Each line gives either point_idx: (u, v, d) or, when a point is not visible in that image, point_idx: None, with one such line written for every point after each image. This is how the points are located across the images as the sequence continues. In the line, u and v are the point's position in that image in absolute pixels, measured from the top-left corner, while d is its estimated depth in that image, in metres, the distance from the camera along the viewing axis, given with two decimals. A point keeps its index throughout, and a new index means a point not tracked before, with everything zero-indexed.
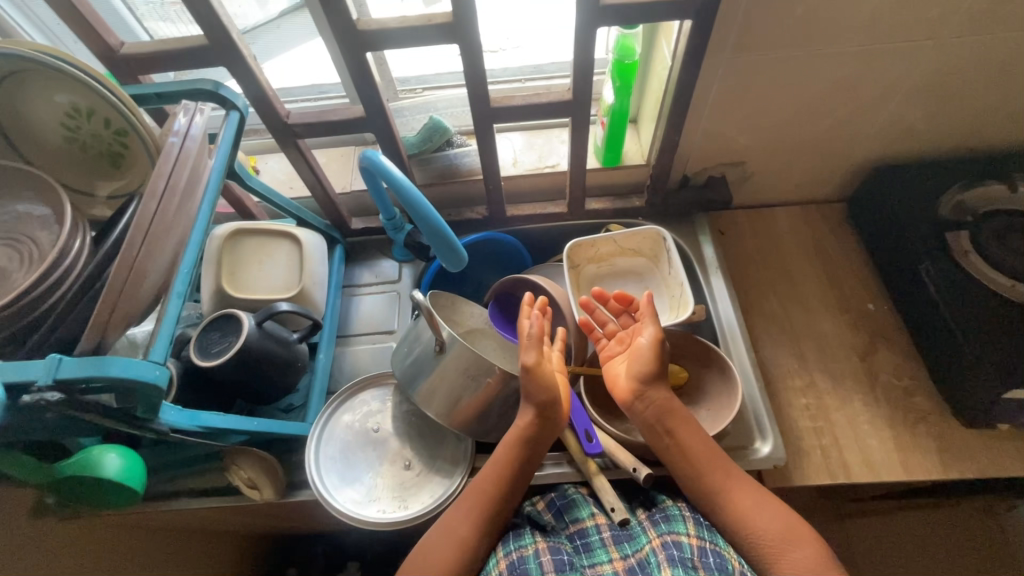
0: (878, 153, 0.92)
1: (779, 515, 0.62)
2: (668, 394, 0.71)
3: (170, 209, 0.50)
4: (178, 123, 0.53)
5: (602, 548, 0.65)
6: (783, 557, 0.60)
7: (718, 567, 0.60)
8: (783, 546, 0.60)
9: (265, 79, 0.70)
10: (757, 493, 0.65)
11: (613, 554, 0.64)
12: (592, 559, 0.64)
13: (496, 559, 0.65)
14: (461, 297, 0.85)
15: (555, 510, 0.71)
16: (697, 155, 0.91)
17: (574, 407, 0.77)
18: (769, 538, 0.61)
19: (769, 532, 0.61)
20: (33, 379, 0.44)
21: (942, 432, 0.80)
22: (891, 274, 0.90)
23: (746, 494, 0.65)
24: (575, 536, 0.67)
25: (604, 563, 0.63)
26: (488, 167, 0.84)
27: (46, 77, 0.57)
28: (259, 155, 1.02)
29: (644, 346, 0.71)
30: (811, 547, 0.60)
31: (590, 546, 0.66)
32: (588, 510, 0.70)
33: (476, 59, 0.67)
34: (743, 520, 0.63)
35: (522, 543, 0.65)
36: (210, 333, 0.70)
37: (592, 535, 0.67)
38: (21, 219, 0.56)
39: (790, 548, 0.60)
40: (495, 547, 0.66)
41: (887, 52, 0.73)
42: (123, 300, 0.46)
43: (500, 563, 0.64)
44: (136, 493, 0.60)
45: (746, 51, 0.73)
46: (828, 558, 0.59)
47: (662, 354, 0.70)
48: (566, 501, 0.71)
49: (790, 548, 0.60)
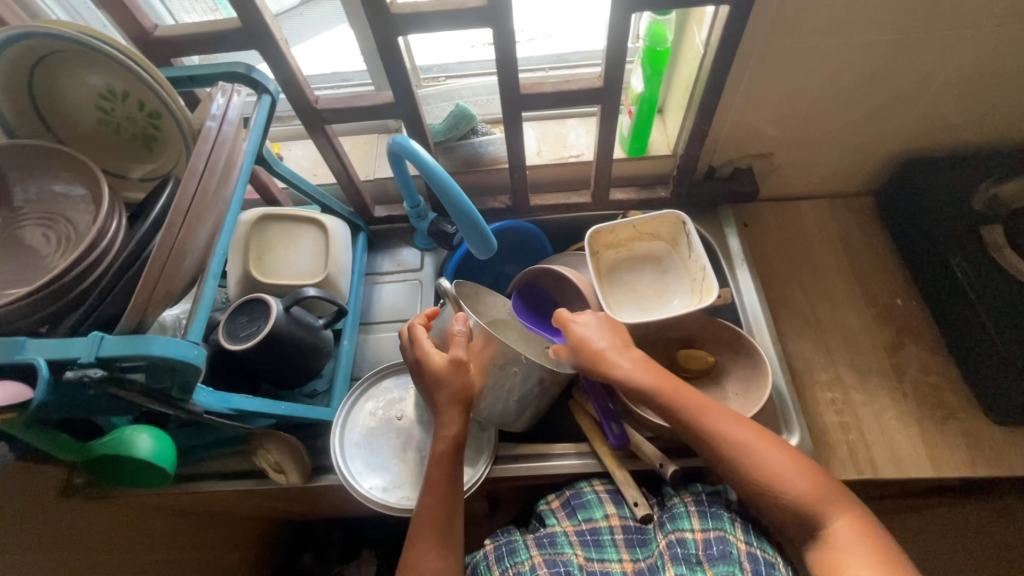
0: (910, 145, 0.90)
1: (787, 459, 0.61)
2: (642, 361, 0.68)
3: (208, 190, 0.50)
4: (216, 105, 0.53)
5: (614, 547, 0.67)
6: (801, 502, 0.59)
7: (721, 555, 0.63)
8: (800, 489, 0.60)
9: (296, 64, 0.70)
10: (759, 435, 0.63)
11: (624, 554, 0.67)
12: (602, 555, 0.67)
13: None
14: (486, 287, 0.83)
15: (569, 508, 0.72)
16: (725, 146, 0.90)
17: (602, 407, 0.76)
18: (779, 484, 0.60)
19: (784, 478, 0.60)
20: (75, 356, 0.44)
21: (970, 429, 0.79)
22: (921, 269, 0.88)
23: (750, 437, 0.63)
24: (587, 533, 0.68)
25: (614, 561, 0.66)
26: (515, 155, 0.83)
27: (82, 58, 0.57)
28: (282, 142, 1.02)
29: (574, 330, 0.70)
30: (811, 482, 0.60)
31: (601, 542, 0.68)
32: (602, 511, 0.70)
33: (509, 45, 0.66)
34: (753, 471, 0.61)
35: (519, 559, 0.66)
36: (238, 318, 0.71)
37: (604, 533, 0.68)
38: (58, 198, 0.57)
39: (803, 489, 0.60)
40: (493, 568, 0.67)
41: (926, 40, 0.72)
42: (164, 279, 0.47)
43: None
44: (167, 475, 0.61)
45: (782, 38, 0.71)
46: (824, 486, 0.60)
47: (602, 328, 0.70)
48: (580, 500, 0.72)
49: (800, 490, 0.60)
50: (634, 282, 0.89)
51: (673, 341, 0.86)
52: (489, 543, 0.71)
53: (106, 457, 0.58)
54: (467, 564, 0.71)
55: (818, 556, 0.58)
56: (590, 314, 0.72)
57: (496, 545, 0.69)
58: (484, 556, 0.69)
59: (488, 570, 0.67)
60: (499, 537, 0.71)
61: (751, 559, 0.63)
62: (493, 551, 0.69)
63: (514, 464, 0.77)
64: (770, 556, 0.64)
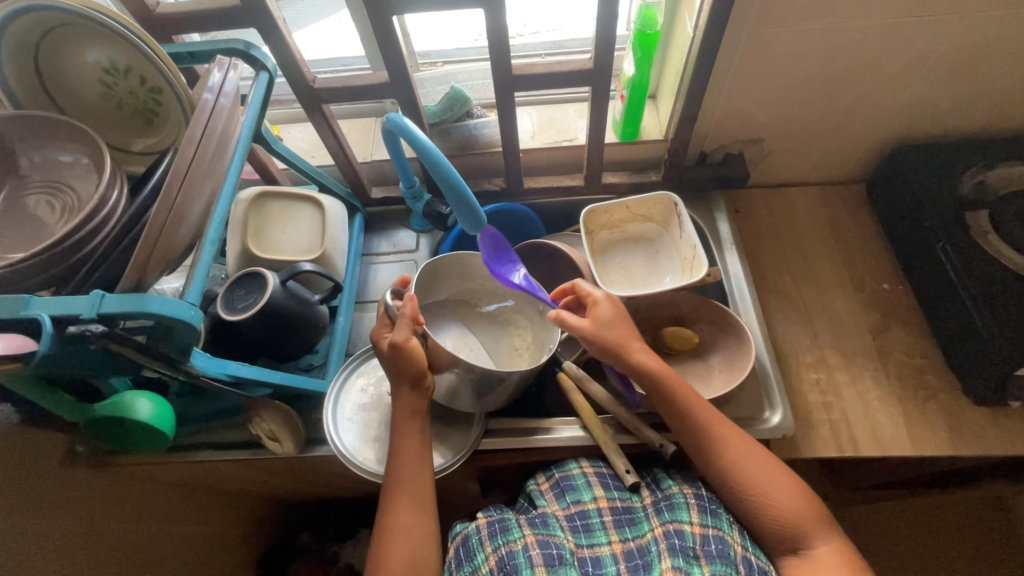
0: (900, 132, 0.91)
1: (783, 481, 0.65)
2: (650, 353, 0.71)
3: (205, 157, 0.51)
4: (213, 79, 0.54)
5: (602, 530, 0.68)
6: (792, 522, 0.63)
7: (720, 555, 0.63)
8: (791, 509, 0.63)
9: (294, 43, 0.72)
10: (758, 456, 0.67)
11: (612, 536, 0.68)
12: (591, 539, 0.68)
13: (485, 555, 0.67)
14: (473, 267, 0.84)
15: (558, 490, 0.74)
16: (716, 131, 0.91)
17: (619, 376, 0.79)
18: (772, 504, 0.64)
19: (777, 499, 0.64)
20: (77, 313, 0.46)
21: (952, 410, 0.80)
22: (908, 255, 0.90)
23: (750, 457, 0.67)
24: (576, 517, 0.69)
25: (602, 545, 0.67)
26: (508, 136, 0.85)
27: (87, 33, 0.59)
28: (283, 125, 1.04)
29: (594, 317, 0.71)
30: (801, 500, 0.64)
31: (590, 527, 0.69)
32: (591, 494, 0.72)
33: (500, 25, 0.67)
34: (750, 488, 0.65)
35: (512, 537, 0.67)
36: (235, 291, 0.73)
37: (593, 517, 0.69)
38: (62, 168, 0.59)
39: (793, 510, 0.63)
40: (485, 542, 0.68)
41: (913, 25, 0.73)
42: (161, 241, 0.49)
43: (490, 560, 0.66)
44: (165, 438, 0.63)
45: (768, 23, 0.73)
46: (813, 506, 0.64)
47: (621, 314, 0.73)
48: (570, 483, 0.73)
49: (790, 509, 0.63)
50: (626, 263, 0.91)
51: (663, 319, 0.89)
52: (482, 518, 0.71)
53: (108, 420, 0.60)
54: (458, 532, 0.73)
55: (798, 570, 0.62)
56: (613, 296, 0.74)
57: (489, 522, 0.70)
58: (476, 529, 0.70)
59: (479, 545, 0.68)
60: (493, 513, 0.72)
61: (746, 564, 0.63)
62: (486, 526, 0.69)
63: (504, 438, 0.80)
64: (765, 565, 0.64)
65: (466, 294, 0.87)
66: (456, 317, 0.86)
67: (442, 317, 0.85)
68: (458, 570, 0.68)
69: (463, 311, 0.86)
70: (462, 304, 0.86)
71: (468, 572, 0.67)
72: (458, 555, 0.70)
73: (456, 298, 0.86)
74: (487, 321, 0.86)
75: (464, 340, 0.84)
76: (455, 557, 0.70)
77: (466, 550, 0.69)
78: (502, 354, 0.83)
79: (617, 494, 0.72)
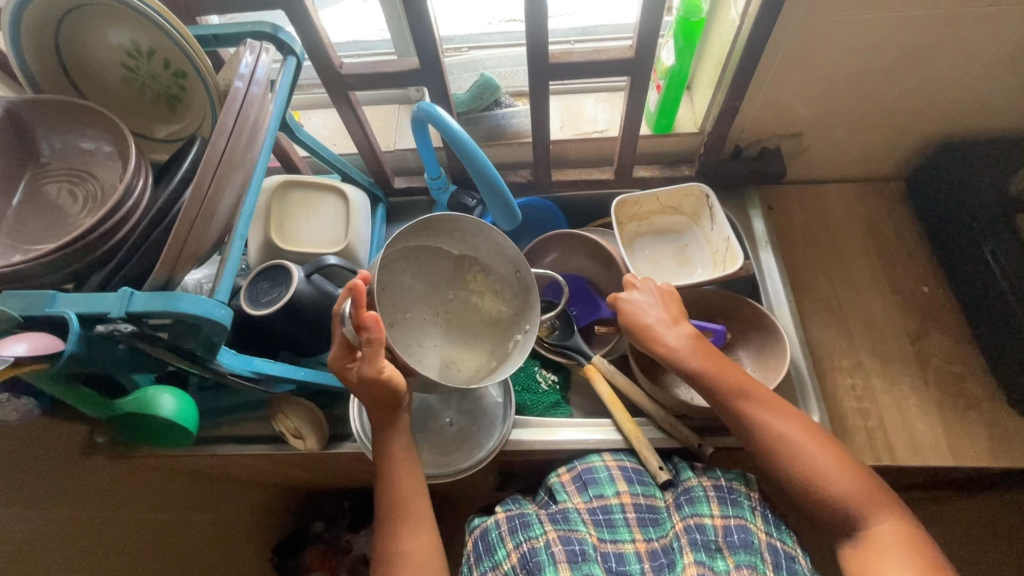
0: (947, 129, 0.87)
1: (836, 457, 0.61)
2: (685, 334, 0.70)
3: (237, 148, 0.49)
4: (244, 63, 0.51)
5: (626, 527, 0.66)
6: (837, 500, 0.59)
7: (743, 544, 0.62)
8: (854, 498, 0.59)
9: (323, 26, 0.69)
10: (808, 431, 0.63)
11: (636, 534, 0.66)
12: (615, 535, 0.66)
13: (507, 551, 0.66)
14: (454, 221, 0.68)
15: (580, 483, 0.71)
16: (754, 124, 0.88)
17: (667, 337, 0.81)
18: (818, 479, 0.60)
19: (833, 477, 0.60)
20: (105, 311, 0.44)
21: (994, 419, 0.78)
22: (951, 256, 0.86)
23: (800, 432, 0.62)
24: (598, 511, 0.68)
25: (626, 542, 0.65)
26: (539, 127, 0.82)
27: (109, 12, 0.56)
28: (303, 110, 1.01)
29: (627, 304, 0.73)
30: (854, 478, 0.60)
31: (613, 523, 0.67)
32: (613, 488, 0.69)
33: (541, 11, 0.64)
34: (800, 468, 0.61)
35: (533, 534, 0.65)
36: (259, 283, 0.70)
37: (615, 512, 0.68)
38: (84, 156, 0.57)
39: (846, 486, 0.59)
40: (505, 539, 0.66)
41: (976, 16, 0.69)
42: (192, 238, 0.46)
43: (512, 556, 0.65)
44: (190, 435, 0.61)
45: (820, 13, 0.69)
46: (867, 483, 0.60)
47: (648, 297, 0.73)
48: (593, 476, 0.71)
49: (841, 487, 0.59)
50: (654, 254, 0.89)
51: (692, 315, 0.86)
52: (501, 513, 0.70)
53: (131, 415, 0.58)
54: (477, 526, 0.71)
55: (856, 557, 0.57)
56: (638, 281, 0.75)
57: (507, 517, 0.68)
58: (496, 524, 0.68)
59: (499, 541, 0.67)
60: (511, 507, 0.71)
61: (771, 551, 0.63)
62: (505, 522, 0.68)
63: (533, 436, 0.77)
64: (790, 549, 0.64)
65: (432, 241, 0.71)
66: (421, 268, 0.72)
67: (403, 268, 0.70)
68: (478, 565, 0.67)
69: (430, 261, 0.72)
70: (426, 253, 0.71)
71: (488, 567, 0.66)
72: (477, 549, 0.68)
73: (421, 246, 0.71)
74: (454, 271, 0.73)
75: (430, 296, 0.73)
76: (475, 551, 0.68)
77: (485, 545, 0.68)
78: (474, 312, 0.73)
79: (642, 490, 0.70)
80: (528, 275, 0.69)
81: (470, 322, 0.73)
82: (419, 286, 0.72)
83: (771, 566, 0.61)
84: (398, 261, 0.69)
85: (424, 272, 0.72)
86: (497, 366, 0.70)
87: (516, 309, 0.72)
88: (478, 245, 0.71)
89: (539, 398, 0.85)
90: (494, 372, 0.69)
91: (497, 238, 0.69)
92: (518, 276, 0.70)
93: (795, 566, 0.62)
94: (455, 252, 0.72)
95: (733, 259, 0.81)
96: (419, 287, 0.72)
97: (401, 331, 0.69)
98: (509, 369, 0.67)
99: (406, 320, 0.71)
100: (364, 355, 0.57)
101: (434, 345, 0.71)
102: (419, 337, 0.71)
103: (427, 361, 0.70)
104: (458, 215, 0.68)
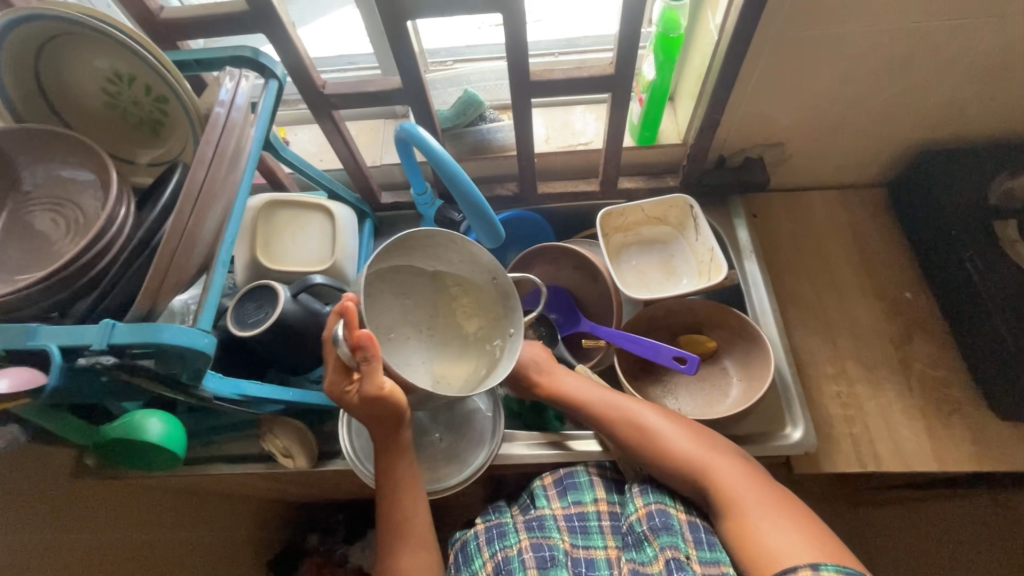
0: (926, 137, 0.88)
1: (690, 433, 0.67)
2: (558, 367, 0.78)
3: (218, 177, 0.49)
4: (225, 90, 0.52)
5: (600, 534, 0.66)
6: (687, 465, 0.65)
7: (665, 526, 0.62)
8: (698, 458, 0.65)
9: (304, 47, 0.69)
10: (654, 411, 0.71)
11: (609, 542, 0.66)
12: (588, 541, 0.66)
13: (484, 560, 0.66)
14: (429, 235, 0.67)
15: (560, 488, 0.71)
16: (736, 135, 0.89)
17: (637, 345, 0.80)
18: (666, 449, 0.66)
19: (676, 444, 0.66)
20: (88, 344, 0.45)
21: (976, 424, 0.79)
22: (933, 262, 0.88)
23: (644, 412, 0.70)
24: (574, 518, 0.68)
25: (598, 548, 0.65)
26: (523, 142, 0.82)
27: (89, 41, 0.56)
28: (289, 126, 1.02)
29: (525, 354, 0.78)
30: (696, 441, 0.66)
31: (588, 529, 0.67)
32: (591, 495, 0.70)
33: (521, 30, 0.65)
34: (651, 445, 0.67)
35: (508, 543, 0.66)
36: (246, 304, 0.71)
37: (592, 519, 0.68)
38: (66, 183, 0.57)
39: (697, 456, 0.65)
40: (483, 549, 0.67)
41: (948, 27, 0.70)
42: (174, 267, 0.47)
43: (488, 564, 0.66)
44: (177, 458, 0.61)
45: (795, 29, 0.70)
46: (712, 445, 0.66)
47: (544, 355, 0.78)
48: (573, 481, 0.71)
49: (687, 452, 0.65)
50: (641, 265, 0.90)
51: (678, 324, 0.87)
52: (480, 523, 0.71)
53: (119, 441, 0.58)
54: (458, 540, 0.72)
55: (730, 530, 0.60)
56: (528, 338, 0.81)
57: (486, 527, 0.69)
58: (475, 534, 0.69)
59: (477, 550, 0.68)
60: (490, 518, 0.71)
61: (693, 529, 0.63)
62: (483, 532, 0.69)
63: (523, 450, 0.78)
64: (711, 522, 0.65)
65: (405, 260, 0.71)
66: (397, 288, 0.72)
67: (383, 288, 0.70)
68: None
69: (405, 281, 0.72)
70: (402, 271, 0.71)
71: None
72: (457, 561, 0.69)
73: (393, 266, 0.70)
74: (431, 287, 0.73)
75: (413, 314, 0.73)
76: (455, 562, 0.69)
77: (464, 557, 0.69)
78: (457, 324, 0.73)
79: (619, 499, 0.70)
80: (506, 280, 0.68)
81: (454, 335, 0.73)
82: (401, 306, 0.72)
83: (692, 545, 0.61)
84: (374, 284, 0.69)
85: (404, 292, 0.72)
86: (488, 373, 0.69)
87: (498, 316, 0.71)
88: (453, 258, 0.71)
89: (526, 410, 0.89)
90: (486, 380, 0.69)
91: (470, 248, 0.69)
92: (495, 282, 0.70)
93: (713, 538, 0.62)
94: (431, 267, 0.72)
95: (717, 268, 0.82)
96: (398, 307, 0.72)
97: (389, 352, 0.70)
98: (500, 374, 0.66)
99: (391, 341, 0.71)
100: (362, 374, 0.56)
101: (423, 361, 0.71)
102: (408, 356, 0.71)
103: (420, 377, 0.70)
104: (433, 230, 0.67)
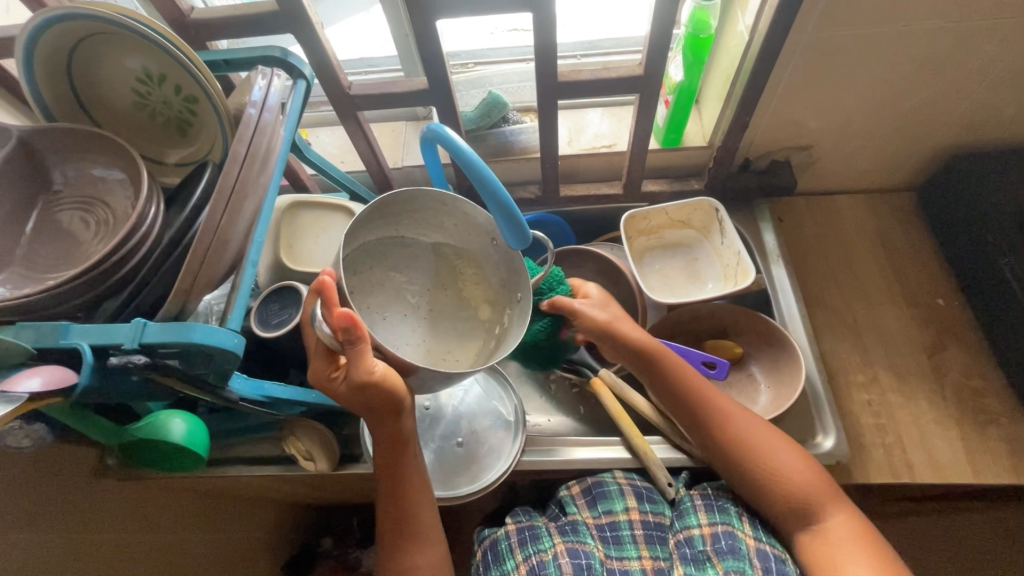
0: (959, 140, 0.86)
1: (799, 459, 0.64)
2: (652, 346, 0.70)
3: (250, 176, 0.48)
4: (257, 90, 0.51)
5: (632, 544, 0.65)
6: (795, 492, 0.62)
7: (730, 550, 0.62)
8: (802, 486, 0.62)
9: (331, 47, 0.69)
10: (767, 431, 0.66)
11: (643, 552, 0.64)
12: (621, 552, 0.65)
13: (516, 562, 0.65)
14: (417, 193, 0.66)
15: (590, 497, 0.70)
16: (763, 138, 0.87)
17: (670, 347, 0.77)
18: (775, 471, 0.63)
19: (787, 469, 0.63)
20: (118, 343, 0.45)
21: (1015, 436, 0.76)
22: (968, 268, 0.85)
23: (758, 429, 0.66)
24: (606, 528, 0.67)
25: (632, 559, 0.64)
26: (548, 144, 0.81)
27: (120, 41, 0.56)
28: (311, 128, 1.02)
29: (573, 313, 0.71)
30: (808, 471, 0.63)
31: (621, 539, 0.66)
32: (623, 503, 0.68)
33: (550, 29, 0.64)
34: (759, 463, 0.64)
35: (542, 547, 0.65)
36: (270, 305, 0.70)
37: (624, 528, 0.66)
38: (96, 183, 0.57)
39: (806, 487, 0.62)
40: (514, 551, 0.66)
41: (988, 29, 0.68)
42: (206, 267, 0.46)
43: (520, 568, 0.64)
44: (201, 459, 0.60)
45: (828, 30, 0.69)
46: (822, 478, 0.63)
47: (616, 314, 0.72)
48: (603, 490, 0.69)
49: (798, 481, 0.62)
50: (664, 269, 0.88)
51: (703, 329, 0.85)
52: (510, 523, 0.70)
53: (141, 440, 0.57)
54: (485, 538, 0.71)
55: (812, 555, 0.60)
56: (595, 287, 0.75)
57: (516, 531, 0.68)
58: (506, 535, 0.68)
59: (509, 551, 0.66)
60: (521, 519, 0.70)
61: (761, 556, 0.62)
62: (515, 534, 0.67)
63: (546, 456, 0.76)
64: (780, 551, 0.63)
65: (392, 232, 0.70)
66: (387, 263, 0.71)
67: (375, 265, 0.70)
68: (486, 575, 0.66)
69: (398, 255, 0.71)
70: (392, 245, 0.71)
71: None
72: (485, 561, 0.68)
73: (384, 238, 0.70)
74: (426, 258, 0.73)
75: (407, 292, 0.72)
76: (484, 561, 0.68)
77: (494, 554, 0.68)
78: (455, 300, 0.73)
79: (652, 508, 0.68)
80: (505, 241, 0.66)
81: (452, 311, 0.72)
82: (395, 281, 0.71)
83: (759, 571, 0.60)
84: (361, 260, 0.68)
85: (397, 267, 0.72)
86: (497, 344, 0.67)
87: (500, 282, 0.70)
88: (444, 222, 0.69)
89: (548, 400, 0.89)
90: (495, 351, 0.67)
91: (461, 208, 0.67)
92: (494, 244, 0.68)
93: (784, 568, 0.60)
94: (422, 238, 0.72)
95: (743, 273, 0.80)
96: (393, 286, 0.71)
97: (384, 331, 0.69)
98: (506, 344, 0.64)
99: (386, 321, 0.70)
100: (349, 358, 0.52)
101: (421, 341, 0.70)
102: (405, 335, 0.70)
103: (420, 357, 0.69)
104: (419, 191, 0.65)
